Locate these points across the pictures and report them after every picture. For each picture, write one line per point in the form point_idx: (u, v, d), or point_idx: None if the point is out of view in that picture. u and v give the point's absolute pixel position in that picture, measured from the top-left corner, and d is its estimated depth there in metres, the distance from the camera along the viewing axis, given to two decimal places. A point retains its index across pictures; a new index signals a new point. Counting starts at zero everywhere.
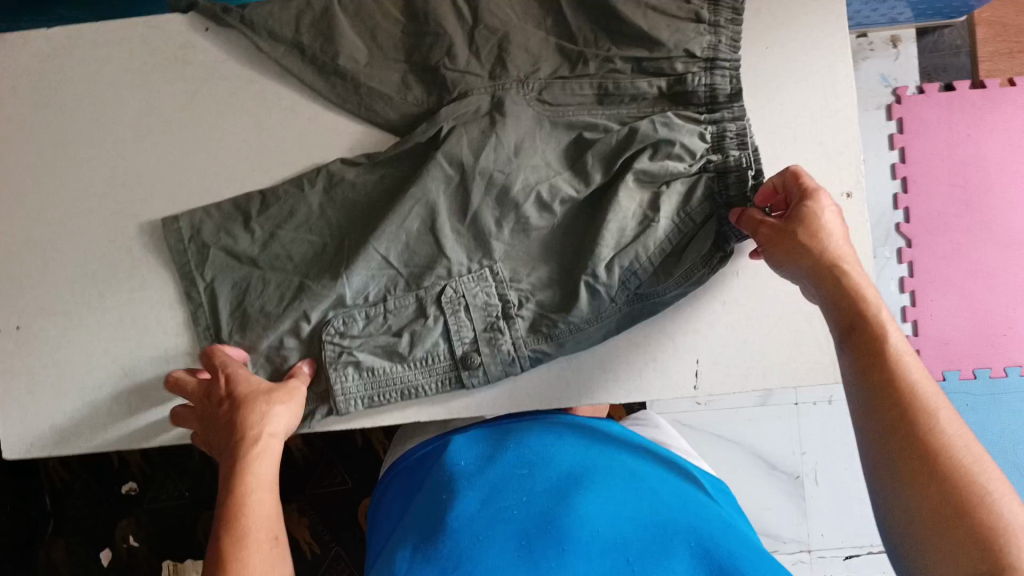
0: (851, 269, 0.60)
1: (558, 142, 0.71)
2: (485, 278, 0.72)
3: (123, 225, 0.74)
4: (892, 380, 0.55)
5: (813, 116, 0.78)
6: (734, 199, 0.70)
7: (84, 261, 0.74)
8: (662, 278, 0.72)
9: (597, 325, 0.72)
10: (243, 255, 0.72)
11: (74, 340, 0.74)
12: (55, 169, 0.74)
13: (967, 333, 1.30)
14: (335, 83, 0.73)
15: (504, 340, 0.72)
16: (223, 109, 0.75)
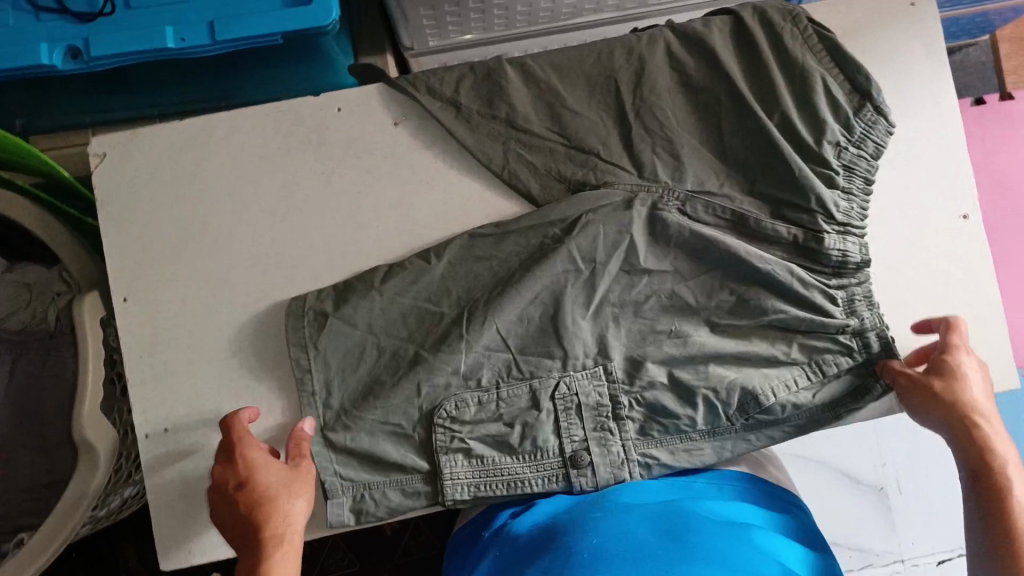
0: (977, 407, 0.65)
1: (687, 254, 0.72)
2: (599, 376, 0.71)
3: (269, 313, 0.70)
4: (995, 502, 0.62)
5: (929, 141, 0.75)
6: (876, 356, 0.70)
7: (227, 351, 0.70)
8: (780, 412, 0.70)
9: (712, 441, 0.71)
10: (359, 321, 0.70)
11: (224, 440, 0.69)
12: (190, 256, 0.70)
13: None
14: (484, 141, 0.72)
15: (614, 441, 0.71)
16: (361, 189, 0.71)
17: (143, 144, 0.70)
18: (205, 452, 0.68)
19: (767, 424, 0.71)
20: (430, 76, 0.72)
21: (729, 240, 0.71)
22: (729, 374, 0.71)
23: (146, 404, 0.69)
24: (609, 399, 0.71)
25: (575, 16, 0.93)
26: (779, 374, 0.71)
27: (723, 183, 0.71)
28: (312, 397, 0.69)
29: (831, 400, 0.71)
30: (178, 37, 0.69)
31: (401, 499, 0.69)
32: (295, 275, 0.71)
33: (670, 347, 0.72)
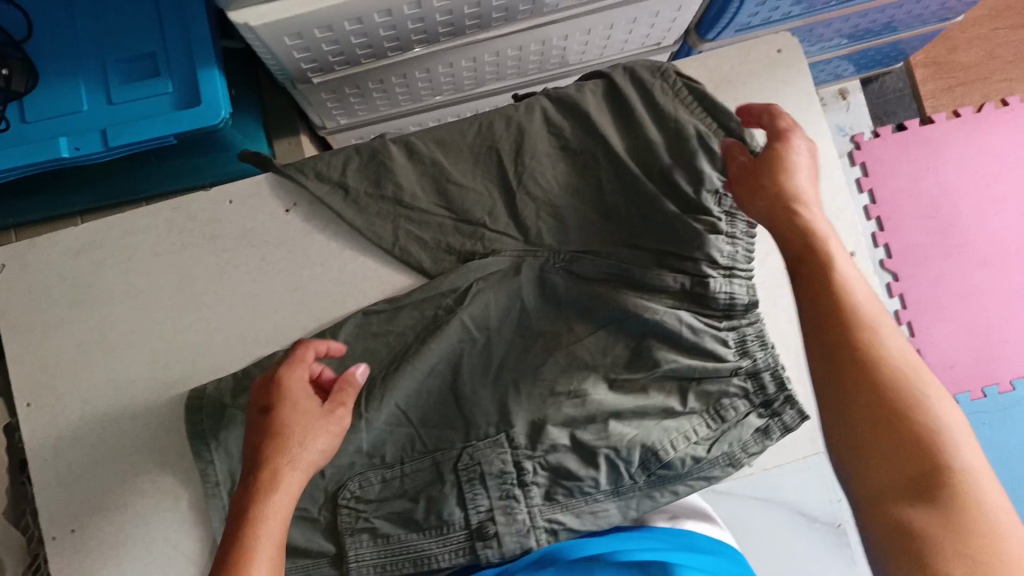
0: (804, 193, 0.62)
1: (580, 312, 0.74)
2: (502, 445, 0.72)
3: (172, 404, 0.73)
4: (827, 311, 0.54)
5: None
6: (773, 396, 0.71)
7: (130, 449, 0.72)
8: (684, 464, 0.71)
9: (618, 501, 0.71)
10: None
11: (131, 535, 0.71)
12: (93, 355, 0.73)
13: (971, 353, 1.35)
14: (373, 220, 0.74)
15: (519, 510, 0.71)
16: (257, 276, 0.75)
17: (43, 253, 0.74)
18: (111, 549, 0.71)
19: (671, 479, 0.71)
20: (317, 161, 0.75)
21: (618, 296, 0.73)
22: (628, 432, 0.72)
23: (53, 510, 0.71)
24: (514, 466, 0.72)
25: (479, 86, 0.98)
26: (678, 425, 0.72)
27: (607, 241, 0.74)
28: (216, 488, 0.70)
29: (733, 444, 0.71)
30: (72, 146, 0.72)
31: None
32: (195, 366, 0.74)
33: (570, 408, 0.73)
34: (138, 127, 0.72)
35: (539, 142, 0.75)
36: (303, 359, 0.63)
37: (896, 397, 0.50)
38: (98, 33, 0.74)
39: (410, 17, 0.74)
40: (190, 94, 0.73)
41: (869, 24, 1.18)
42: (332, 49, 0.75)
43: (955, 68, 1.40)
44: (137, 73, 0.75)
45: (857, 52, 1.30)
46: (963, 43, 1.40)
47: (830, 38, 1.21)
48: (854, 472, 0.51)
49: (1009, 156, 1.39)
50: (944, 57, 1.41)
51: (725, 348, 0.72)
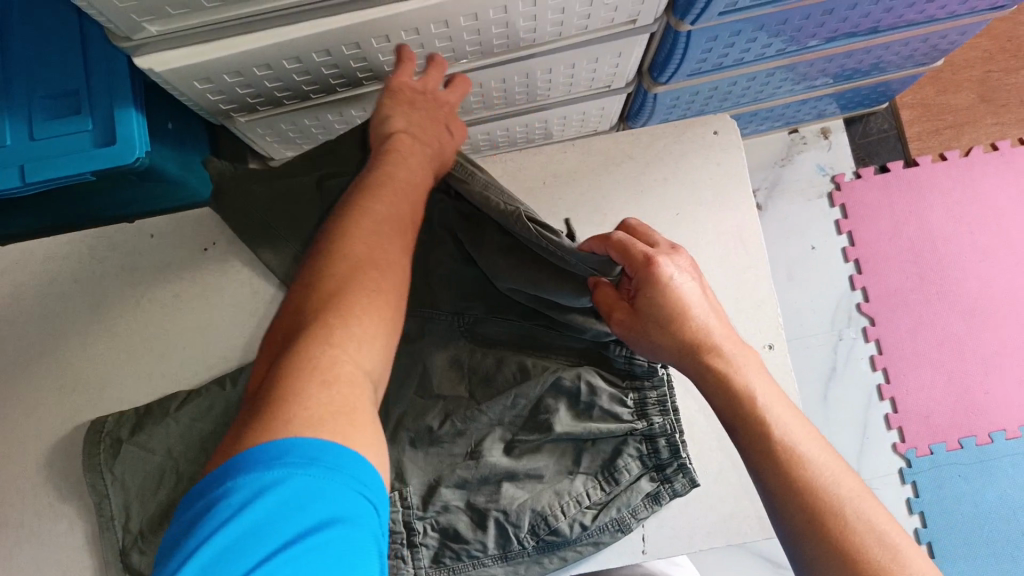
0: (706, 333, 0.62)
1: (481, 373, 0.77)
2: (393, 503, 0.73)
3: (81, 430, 0.76)
4: (733, 407, 0.60)
5: (724, 252, 0.77)
6: (665, 461, 0.73)
7: (42, 471, 0.75)
8: (571, 529, 0.72)
9: (504, 565, 0.73)
10: (156, 447, 0.73)
11: (36, 556, 0.73)
12: (11, 378, 0.77)
13: (946, 404, 1.30)
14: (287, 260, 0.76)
15: (405, 571, 0.73)
16: (170, 309, 0.78)
17: None
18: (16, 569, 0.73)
19: (560, 544, 0.73)
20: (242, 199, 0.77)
21: (518, 358, 0.76)
22: (520, 495, 0.73)
23: None
24: (406, 523, 0.73)
25: None
26: (568, 487, 0.73)
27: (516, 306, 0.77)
28: (107, 521, 0.72)
29: (622, 509, 0.72)
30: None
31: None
32: (106, 394, 0.76)
33: (464, 470, 0.74)
34: (57, 163, 0.79)
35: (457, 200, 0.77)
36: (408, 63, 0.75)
37: (794, 499, 0.55)
38: (28, 77, 0.82)
39: (324, 63, 0.77)
40: (107, 134, 0.79)
41: (849, 65, 1.13)
42: (248, 91, 0.80)
43: (944, 110, 1.36)
44: (61, 109, 0.81)
45: (846, 90, 1.24)
46: (953, 84, 1.36)
47: (810, 78, 1.15)
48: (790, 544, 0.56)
49: (997, 203, 1.34)
50: (933, 98, 1.36)
51: (620, 410, 0.73)
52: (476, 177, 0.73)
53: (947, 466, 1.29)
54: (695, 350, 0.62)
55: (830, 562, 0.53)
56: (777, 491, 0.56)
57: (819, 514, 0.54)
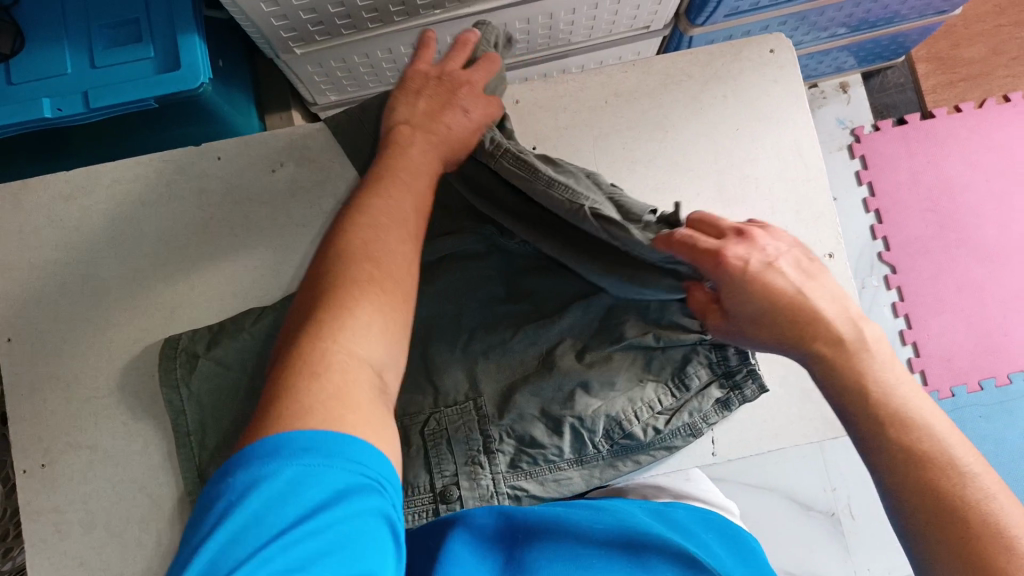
0: (814, 332, 0.55)
1: (555, 289, 0.75)
2: (468, 412, 0.72)
3: (147, 348, 0.76)
4: (815, 335, 0.56)
5: (782, 164, 0.77)
6: (734, 367, 0.70)
7: (106, 390, 0.75)
8: (647, 433, 0.71)
9: (580, 470, 0.72)
10: (230, 362, 0.73)
11: (99, 473, 0.73)
12: (73, 297, 0.77)
13: (966, 346, 1.33)
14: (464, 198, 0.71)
15: (483, 475, 0.71)
16: (238, 230, 0.78)
17: (34, 192, 0.78)
18: (79, 484, 0.73)
19: (634, 449, 0.73)
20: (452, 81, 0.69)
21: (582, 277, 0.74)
22: (594, 402, 0.70)
23: (25, 444, 0.74)
24: (482, 428, 0.71)
25: None
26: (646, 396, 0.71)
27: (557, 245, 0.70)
28: (187, 442, 0.72)
29: (694, 414, 0.71)
30: (54, 107, 0.80)
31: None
32: (175, 315, 0.77)
33: (537, 378, 0.72)
34: (120, 87, 0.79)
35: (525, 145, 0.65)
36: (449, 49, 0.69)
37: (868, 422, 0.54)
38: (84, 6, 0.82)
39: None
40: (169, 58, 0.80)
41: (873, 11, 1.16)
42: (310, 17, 0.81)
43: (959, 64, 1.39)
44: (121, 38, 0.82)
45: (864, 41, 1.28)
46: (966, 39, 1.38)
47: (834, 26, 1.18)
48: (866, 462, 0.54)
49: (1012, 153, 1.38)
50: (948, 53, 1.39)
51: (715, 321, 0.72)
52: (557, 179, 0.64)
53: (970, 407, 1.31)
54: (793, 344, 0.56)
55: (916, 504, 0.50)
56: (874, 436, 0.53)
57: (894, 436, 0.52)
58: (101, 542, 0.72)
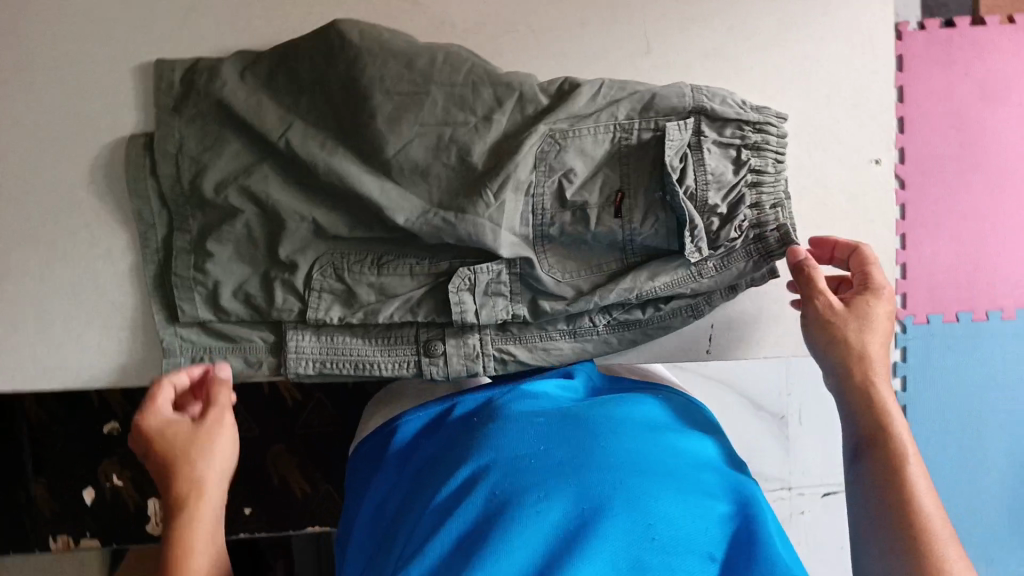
0: (871, 348, 0.58)
1: (566, 127, 0.64)
2: (457, 272, 0.68)
3: (115, 147, 0.69)
4: (868, 395, 0.57)
5: (852, 62, 0.72)
6: (766, 250, 0.66)
7: (71, 186, 0.69)
8: (651, 309, 0.71)
9: (573, 342, 0.72)
10: (177, 180, 0.67)
11: (58, 271, 0.70)
12: (31, 73, 0.67)
13: (955, 275, 1.24)
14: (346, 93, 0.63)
15: (471, 335, 0.71)
16: (226, 29, 0.68)
17: None
18: (35, 279, 0.69)
19: (631, 325, 0.72)
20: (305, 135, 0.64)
21: (602, 112, 0.64)
22: (599, 276, 0.69)
23: None
24: (473, 281, 0.68)
25: None
26: (608, 119, 0.64)
27: (540, 100, 0.64)
28: (154, 255, 0.69)
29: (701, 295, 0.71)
30: None
31: (243, 367, 0.72)
32: (150, 113, 0.69)
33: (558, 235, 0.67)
34: None
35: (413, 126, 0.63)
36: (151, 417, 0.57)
37: (862, 424, 0.56)
38: None
39: None
40: None
41: None
42: None
43: None
44: None
45: None
46: None
47: None
48: (853, 471, 0.56)
49: None
50: None
51: (763, 166, 0.65)
52: (421, 103, 0.63)
53: (939, 336, 1.25)
54: (860, 357, 0.58)
55: (883, 487, 0.53)
56: (868, 463, 0.55)
57: (888, 446, 0.54)
58: (55, 343, 0.71)
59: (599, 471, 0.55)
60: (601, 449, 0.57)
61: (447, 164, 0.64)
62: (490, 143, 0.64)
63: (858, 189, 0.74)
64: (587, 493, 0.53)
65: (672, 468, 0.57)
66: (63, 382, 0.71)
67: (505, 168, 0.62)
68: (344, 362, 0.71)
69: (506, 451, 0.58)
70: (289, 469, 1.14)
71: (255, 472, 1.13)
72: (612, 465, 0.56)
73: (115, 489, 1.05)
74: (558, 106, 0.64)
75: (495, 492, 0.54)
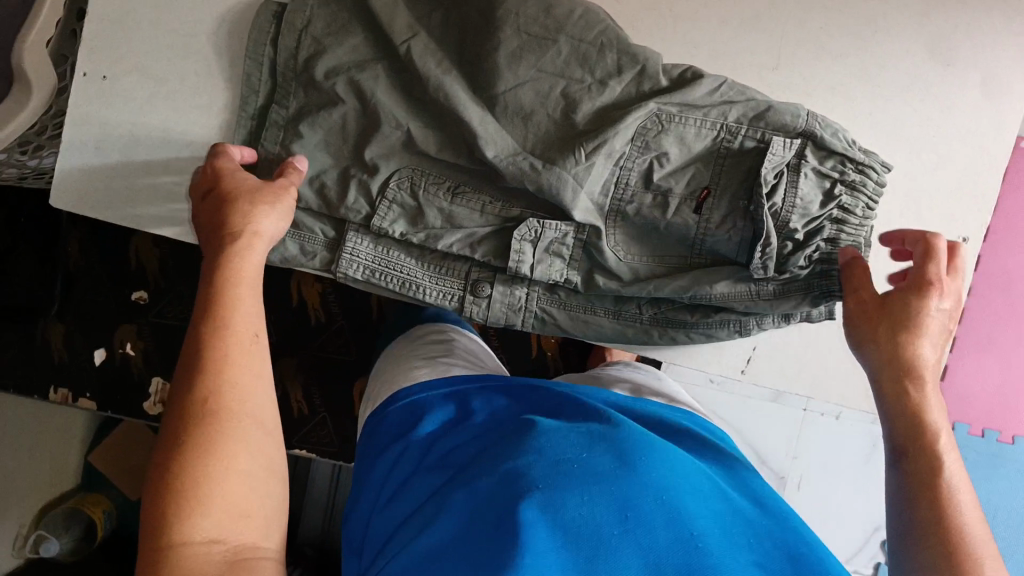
0: (924, 354, 0.56)
1: (680, 114, 0.64)
2: (526, 222, 0.68)
3: (247, 9, 0.71)
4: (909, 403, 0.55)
5: (964, 138, 0.72)
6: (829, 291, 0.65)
7: (195, 33, 0.71)
8: (696, 315, 0.72)
9: (614, 323, 0.73)
10: (291, 59, 0.68)
11: (157, 109, 0.72)
12: None
13: (993, 394, 1.14)
14: (479, 22, 0.65)
15: (519, 287, 0.73)
16: None
17: None
18: (133, 110, 0.72)
19: (676, 325, 0.72)
20: (424, 53, 0.65)
21: (717, 112, 0.64)
22: (659, 269, 0.69)
23: (95, 45, 0.70)
24: (539, 235, 0.68)
25: None
26: (717, 117, 0.64)
27: (658, 80, 0.65)
28: (248, 120, 0.71)
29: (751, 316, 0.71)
30: None
31: (297, 253, 0.72)
32: None
33: (635, 216, 0.67)
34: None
35: (530, 69, 0.64)
36: (227, 164, 0.63)
37: (901, 430, 0.55)
38: None
39: None
40: None
41: None
42: None
43: None
44: None
45: None
46: None
47: None
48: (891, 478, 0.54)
49: None
50: None
51: (852, 206, 0.64)
52: (546, 49, 0.64)
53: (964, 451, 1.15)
54: (911, 368, 0.56)
55: (920, 499, 0.51)
56: (914, 473, 0.52)
57: (928, 450, 0.53)
58: (133, 176, 0.73)
59: (649, 487, 0.44)
60: (645, 460, 0.46)
61: (551, 115, 0.65)
62: (598, 106, 0.65)
63: None
64: (632, 509, 0.43)
65: (720, 499, 0.47)
66: (127, 214, 0.73)
67: (604, 134, 0.62)
68: (395, 277, 0.72)
69: (543, 456, 0.46)
70: (292, 384, 1.08)
71: None
72: (664, 483, 0.45)
73: (125, 356, 1.03)
74: (675, 91, 0.64)
75: (534, 485, 0.43)
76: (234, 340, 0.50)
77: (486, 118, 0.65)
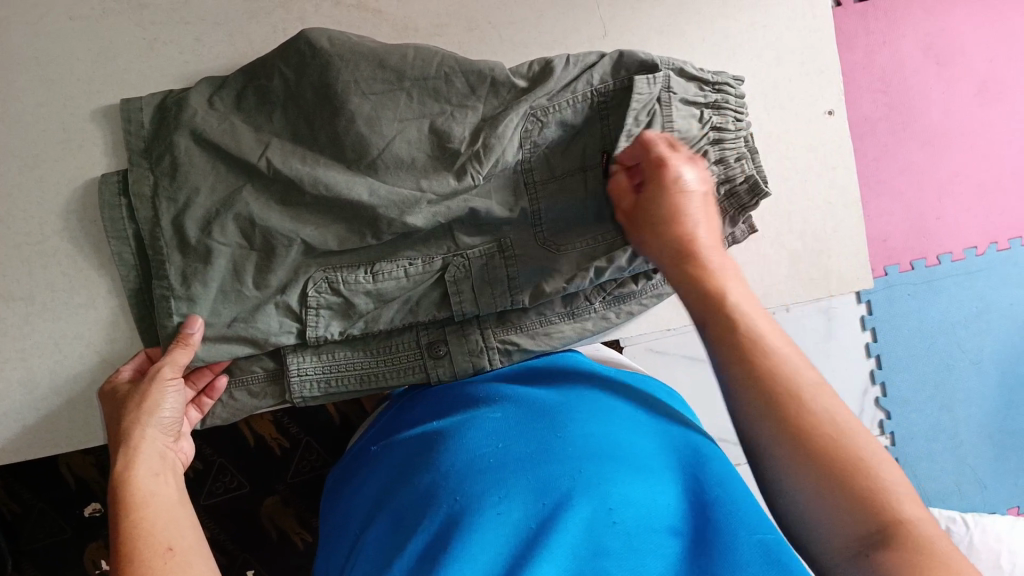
0: (700, 237, 0.57)
1: (547, 101, 0.65)
2: (451, 264, 0.69)
3: (87, 192, 0.67)
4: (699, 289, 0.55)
5: (791, 26, 0.77)
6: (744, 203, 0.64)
7: (43, 237, 0.67)
8: (640, 280, 0.73)
9: (572, 324, 0.73)
10: (151, 220, 0.65)
11: (39, 327, 0.67)
12: None
13: (899, 226, 1.23)
14: (323, 107, 0.64)
15: (472, 331, 0.72)
16: (189, 60, 0.69)
17: None
18: (13, 340, 0.67)
19: (623, 298, 0.74)
20: (286, 157, 0.64)
21: (581, 85, 0.65)
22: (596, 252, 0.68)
23: None
24: (470, 267, 0.69)
25: None
26: (584, 87, 0.65)
27: (515, 79, 0.66)
28: (137, 298, 0.68)
29: None
30: None
31: (248, 399, 0.71)
32: (117, 153, 0.67)
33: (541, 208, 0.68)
34: None
35: (392, 130, 0.64)
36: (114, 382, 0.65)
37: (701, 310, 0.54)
38: None
39: None
40: None
41: None
42: None
43: None
44: None
45: None
46: None
47: None
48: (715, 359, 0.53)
49: (976, 31, 1.21)
50: None
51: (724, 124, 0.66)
52: (397, 99, 0.64)
53: (901, 287, 1.23)
54: (684, 256, 0.56)
55: (755, 383, 0.50)
56: (731, 356, 0.51)
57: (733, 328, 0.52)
58: (45, 402, 0.68)
59: (563, 463, 0.58)
60: (565, 437, 0.60)
61: (429, 154, 0.65)
62: (470, 126, 0.65)
63: (814, 142, 0.79)
64: (549, 485, 0.56)
65: (637, 449, 0.59)
66: (58, 440, 0.69)
67: (494, 152, 0.64)
68: (352, 376, 0.72)
69: (472, 452, 0.60)
70: (289, 517, 1.05)
71: (250, 527, 1.05)
72: (575, 456, 0.58)
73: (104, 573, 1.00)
74: (535, 86, 0.65)
75: (463, 498, 0.56)
76: (149, 561, 0.50)
77: (372, 179, 0.64)
